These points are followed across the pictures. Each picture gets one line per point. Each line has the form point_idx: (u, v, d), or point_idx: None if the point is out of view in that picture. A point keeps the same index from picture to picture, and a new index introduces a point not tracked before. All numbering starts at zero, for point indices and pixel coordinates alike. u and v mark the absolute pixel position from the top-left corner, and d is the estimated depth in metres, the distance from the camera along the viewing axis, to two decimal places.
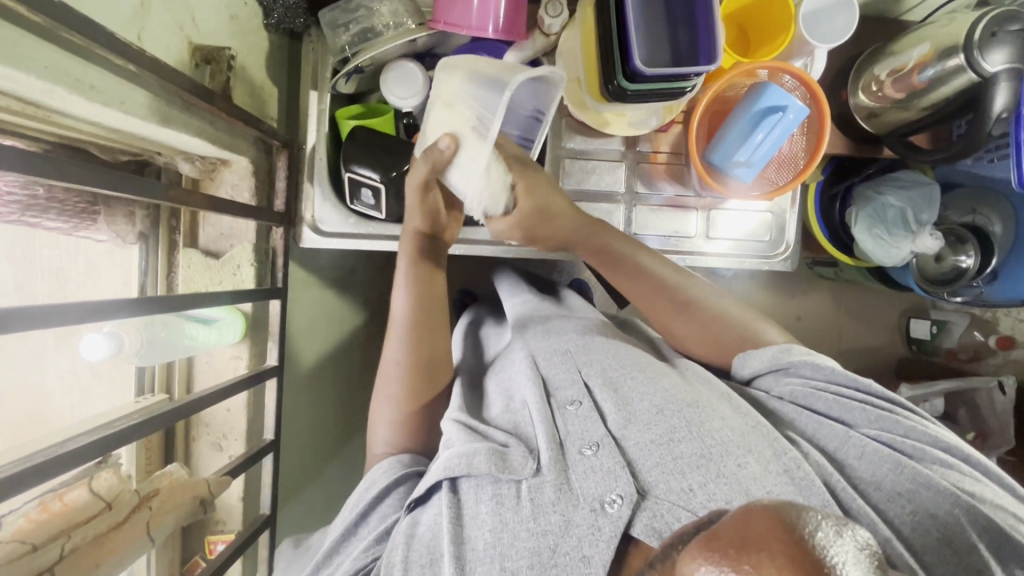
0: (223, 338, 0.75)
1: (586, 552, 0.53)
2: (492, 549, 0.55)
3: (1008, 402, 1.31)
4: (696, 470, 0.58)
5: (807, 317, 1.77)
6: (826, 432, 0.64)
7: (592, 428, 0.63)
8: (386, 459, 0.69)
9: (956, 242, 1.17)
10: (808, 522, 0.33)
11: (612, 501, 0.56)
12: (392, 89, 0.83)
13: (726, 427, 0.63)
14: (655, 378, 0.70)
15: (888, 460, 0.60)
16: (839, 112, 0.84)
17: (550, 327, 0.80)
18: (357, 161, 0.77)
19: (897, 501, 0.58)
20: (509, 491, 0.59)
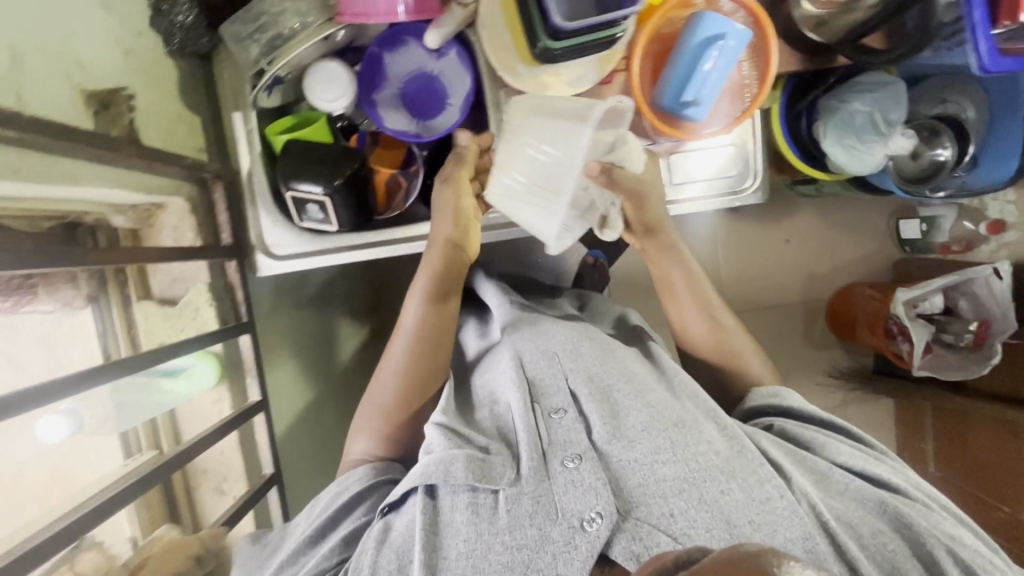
0: (197, 385, 0.73)
1: (560, 571, 0.56)
2: (466, 562, 0.57)
3: (1006, 287, 1.28)
4: (678, 496, 0.60)
5: (796, 238, 1.75)
6: (812, 462, 0.69)
7: (576, 439, 0.66)
8: (364, 465, 0.73)
9: (931, 135, 1.13)
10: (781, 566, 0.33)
11: (591, 519, 0.58)
12: (318, 94, 0.78)
13: (713, 449, 0.65)
14: (645, 389, 0.72)
15: (871, 500, 0.64)
16: (785, 26, 0.80)
17: (537, 328, 0.82)
18: (296, 178, 0.75)
19: (879, 535, 0.61)
20: (485, 500, 0.62)
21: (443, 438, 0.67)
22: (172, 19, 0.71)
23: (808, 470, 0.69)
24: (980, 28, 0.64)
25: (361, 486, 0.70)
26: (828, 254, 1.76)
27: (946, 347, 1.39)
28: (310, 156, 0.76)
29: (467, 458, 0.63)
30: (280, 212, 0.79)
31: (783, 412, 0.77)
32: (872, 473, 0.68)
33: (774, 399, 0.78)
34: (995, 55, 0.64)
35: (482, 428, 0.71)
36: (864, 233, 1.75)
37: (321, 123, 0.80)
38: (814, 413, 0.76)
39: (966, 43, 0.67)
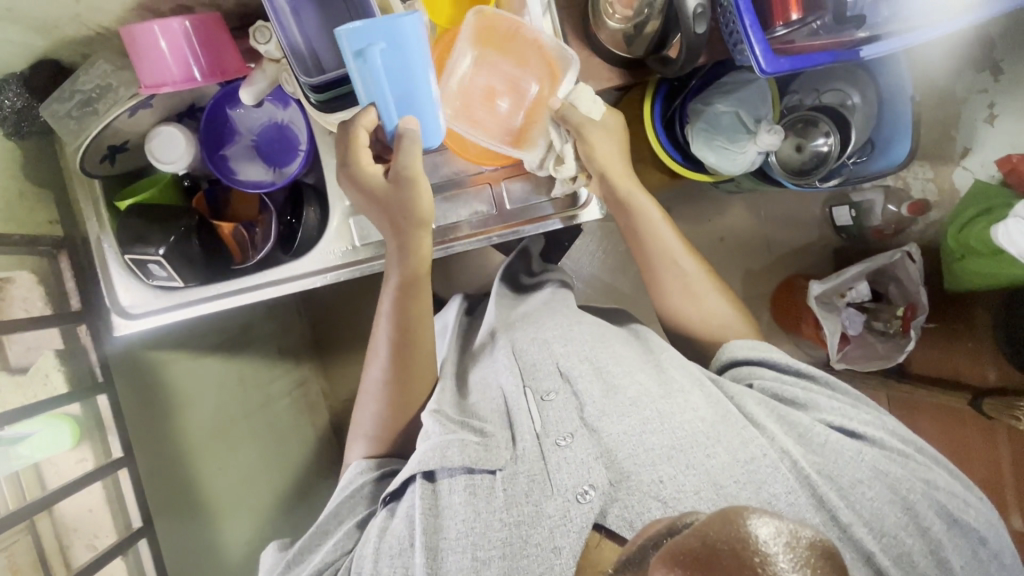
0: (56, 445, 0.76)
1: (557, 544, 0.62)
2: (466, 537, 0.64)
3: (919, 268, 1.26)
4: (667, 462, 0.67)
5: (730, 236, 1.73)
6: (792, 416, 0.72)
7: (564, 422, 0.72)
8: (363, 459, 0.82)
9: (807, 127, 1.15)
10: (753, 525, 0.38)
11: (585, 491, 0.65)
12: (158, 157, 0.82)
13: (697, 418, 0.71)
14: (631, 368, 0.78)
15: (849, 449, 0.69)
16: (595, 46, 0.81)
17: (531, 321, 0.88)
18: (132, 241, 0.79)
19: (859, 487, 0.67)
20: (482, 480, 0.69)
21: (441, 427, 0.73)
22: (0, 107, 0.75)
23: (791, 427, 0.71)
24: (750, 32, 0.65)
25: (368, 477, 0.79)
26: (765, 248, 1.74)
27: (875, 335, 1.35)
28: (145, 220, 0.80)
29: (462, 445, 0.70)
30: (131, 274, 0.83)
31: (760, 364, 0.79)
32: (851, 428, 0.72)
33: (753, 355, 0.79)
34: (770, 56, 0.65)
35: (476, 415, 0.78)
36: (799, 223, 1.73)
37: (163, 184, 0.83)
38: (792, 363, 0.77)
39: (746, 47, 0.67)
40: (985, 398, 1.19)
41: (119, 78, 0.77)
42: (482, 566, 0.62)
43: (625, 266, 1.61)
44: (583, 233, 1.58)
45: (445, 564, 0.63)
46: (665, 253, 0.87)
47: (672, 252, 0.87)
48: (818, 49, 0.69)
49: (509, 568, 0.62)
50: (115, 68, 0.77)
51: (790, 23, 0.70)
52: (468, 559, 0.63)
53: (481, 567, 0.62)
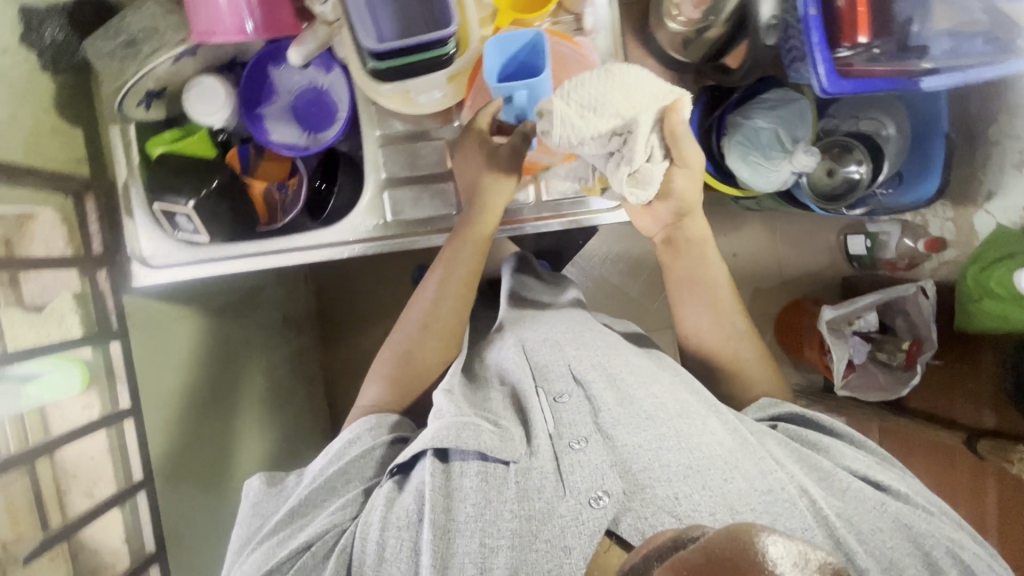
0: (64, 389, 0.74)
1: (567, 542, 0.58)
2: (474, 526, 0.61)
3: (933, 306, 1.25)
4: (684, 480, 0.62)
5: (743, 253, 1.74)
6: (815, 461, 0.70)
7: (580, 425, 0.69)
8: (371, 414, 0.77)
9: (843, 152, 1.14)
10: (761, 542, 0.34)
11: (598, 496, 0.61)
12: (196, 109, 0.81)
13: (716, 439, 0.67)
14: (649, 382, 0.75)
15: (871, 500, 0.66)
16: (652, 47, 0.80)
17: (541, 323, 0.88)
18: (164, 191, 0.78)
19: (879, 535, 0.63)
20: (494, 470, 0.66)
21: (457, 410, 0.70)
22: (41, 37, 0.73)
23: (812, 469, 0.69)
24: (816, 50, 0.65)
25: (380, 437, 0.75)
26: (775, 268, 1.75)
27: (879, 366, 1.37)
28: (178, 172, 0.79)
29: (477, 430, 0.67)
30: (157, 225, 0.81)
31: (783, 419, 0.78)
32: (873, 477, 0.70)
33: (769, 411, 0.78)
34: (833, 76, 0.65)
35: (488, 408, 0.75)
36: (812, 248, 1.74)
37: (200, 136, 0.82)
38: (812, 416, 0.76)
39: (809, 65, 0.67)
40: (981, 439, 1.19)
41: (167, 23, 0.75)
42: (491, 555, 0.58)
43: (637, 271, 1.61)
44: (600, 233, 1.58)
45: (453, 552, 0.59)
46: (708, 284, 0.86)
47: (716, 284, 0.87)
48: (881, 73, 0.69)
49: (517, 561, 0.58)
50: (165, 11, 0.75)
51: (856, 45, 0.70)
52: (476, 545, 0.59)
53: (489, 557, 0.58)
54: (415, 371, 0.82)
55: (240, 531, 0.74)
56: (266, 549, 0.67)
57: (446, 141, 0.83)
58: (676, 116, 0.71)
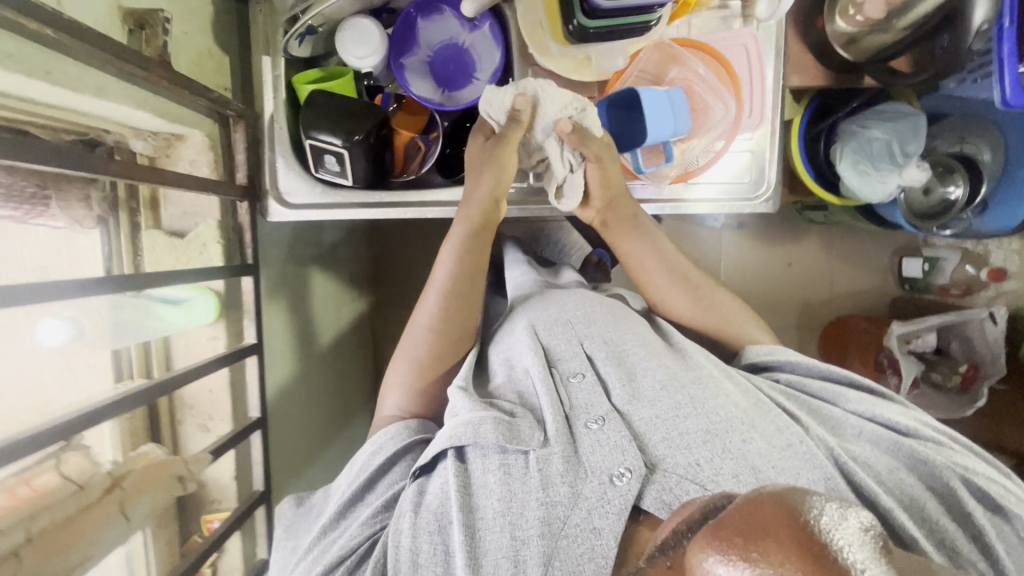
0: (196, 319, 0.73)
1: (596, 524, 0.57)
2: (503, 518, 0.59)
3: (1000, 332, 1.29)
4: (703, 445, 0.63)
5: (798, 264, 1.77)
6: (825, 410, 0.71)
7: (596, 402, 0.69)
8: (392, 424, 0.74)
9: (944, 172, 1.14)
10: (811, 505, 0.31)
11: (621, 474, 0.60)
12: (349, 50, 0.79)
13: (730, 402, 0.68)
14: (658, 353, 0.76)
15: (885, 440, 0.66)
16: (816, 41, 0.80)
17: (551, 299, 0.87)
18: (318, 127, 0.76)
19: (895, 474, 0.63)
20: (516, 460, 0.64)
21: (471, 405, 0.69)
22: None
23: (823, 419, 0.70)
24: (1006, 62, 0.65)
25: (403, 445, 0.72)
26: (827, 283, 1.78)
27: (931, 386, 1.39)
28: (332, 109, 0.77)
29: (487, 422, 0.65)
30: (299, 163, 0.80)
31: (779, 368, 0.77)
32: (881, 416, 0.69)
33: (769, 355, 0.78)
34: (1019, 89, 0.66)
35: (500, 394, 0.75)
36: (866, 266, 1.77)
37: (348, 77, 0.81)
38: (806, 360, 0.76)
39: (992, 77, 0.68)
40: None
41: None
42: (522, 547, 0.57)
43: None
44: None
45: (485, 547, 0.58)
46: (663, 254, 0.83)
47: (670, 252, 0.84)
48: None
49: (550, 551, 0.56)
50: None
51: None
52: (508, 539, 0.58)
53: (522, 549, 0.57)
54: (438, 357, 0.79)
55: (276, 558, 0.70)
56: (304, 564, 0.64)
57: None
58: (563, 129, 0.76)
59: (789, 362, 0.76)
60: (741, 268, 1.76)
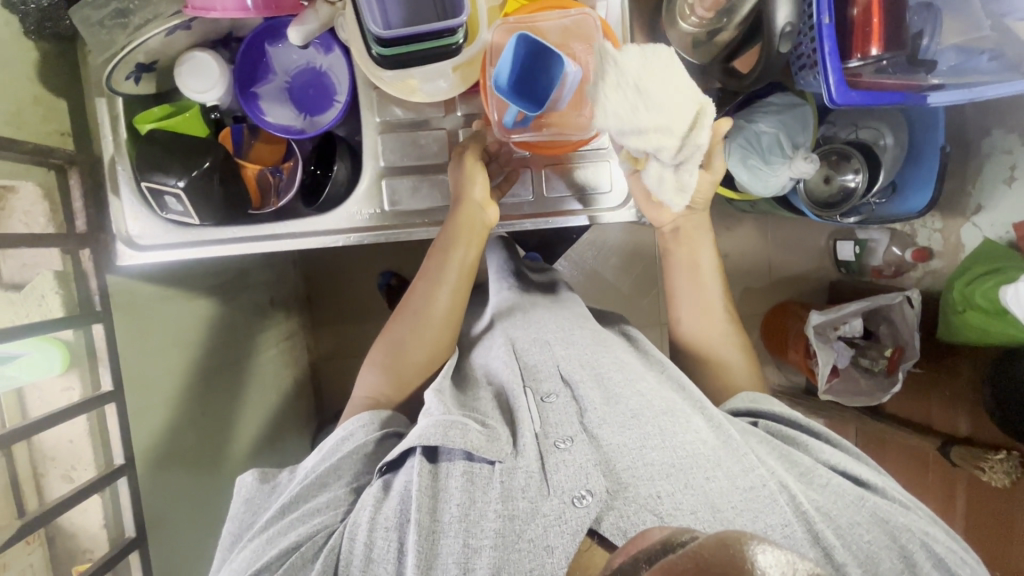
0: (38, 372, 0.71)
1: (550, 542, 0.57)
2: (458, 526, 0.59)
3: (917, 315, 1.28)
4: (666, 479, 0.62)
5: (736, 254, 1.75)
6: (795, 457, 0.70)
7: (566, 425, 0.68)
8: (365, 412, 0.76)
9: (840, 159, 1.13)
10: (753, 550, 0.34)
11: (581, 496, 0.60)
12: (189, 85, 0.78)
13: (699, 438, 0.66)
14: (637, 380, 0.75)
15: (852, 495, 0.66)
16: (664, 45, 0.78)
17: (530, 318, 0.87)
18: (153, 170, 0.75)
19: (857, 528, 0.63)
20: (480, 469, 0.65)
21: (444, 408, 0.69)
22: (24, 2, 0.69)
23: (793, 466, 0.69)
24: (827, 60, 0.64)
25: (374, 436, 0.73)
26: (766, 271, 1.76)
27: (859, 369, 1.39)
28: (163, 148, 0.75)
29: (464, 429, 0.66)
30: (144, 204, 0.79)
31: (764, 415, 0.78)
32: (853, 474, 0.70)
33: (752, 406, 0.79)
34: (842, 88, 0.64)
35: (477, 407, 0.73)
36: (803, 252, 1.76)
37: (191, 114, 0.79)
38: (791, 412, 0.77)
39: (819, 74, 0.67)
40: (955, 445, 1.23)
41: None
42: (473, 556, 0.57)
43: (630, 267, 1.60)
44: (594, 228, 1.58)
45: (439, 558, 0.58)
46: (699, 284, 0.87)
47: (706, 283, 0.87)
48: (890, 87, 0.70)
49: (500, 561, 0.56)
50: None
51: (868, 57, 0.71)
52: (460, 545, 0.58)
53: (472, 557, 0.57)
54: (415, 350, 0.80)
55: (230, 527, 0.72)
56: (256, 546, 0.65)
57: (447, 130, 0.82)
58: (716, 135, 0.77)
59: (773, 410, 0.77)
60: None
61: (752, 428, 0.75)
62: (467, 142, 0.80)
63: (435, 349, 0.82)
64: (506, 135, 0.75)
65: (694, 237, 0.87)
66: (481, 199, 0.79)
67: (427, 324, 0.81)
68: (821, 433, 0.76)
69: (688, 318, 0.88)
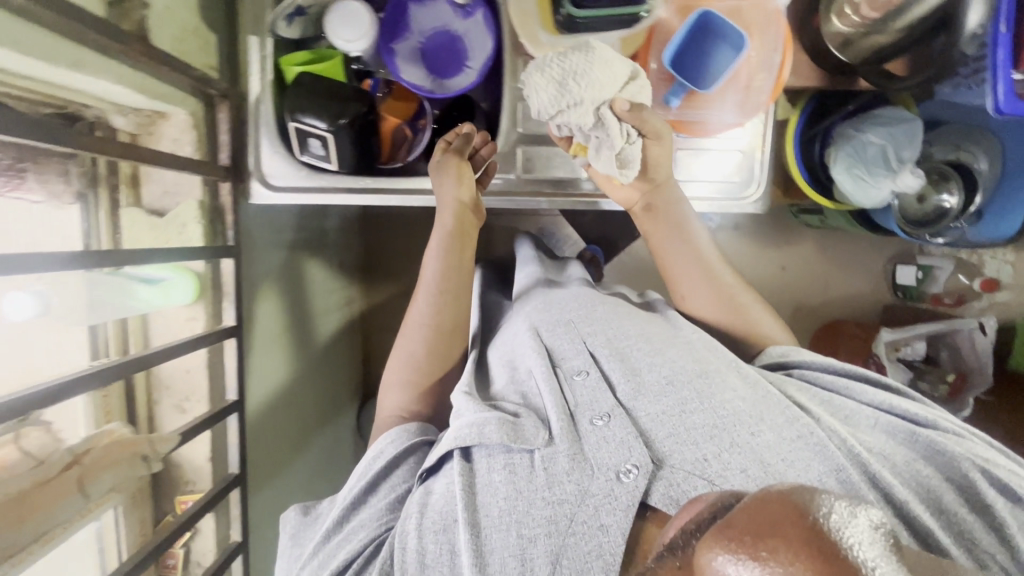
0: (174, 299, 0.73)
1: (603, 521, 0.53)
2: (511, 516, 0.55)
3: (989, 344, 1.28)
4: (709, 441, 0.58)
5: (793, 267, 1.73)
6: (837, 402, 0.65)
7: (600, 399, 0.64)
8: (394, 426, 0.72)
9: (939, 179, 1.13)
10: (820, 504, 0.28)
11: (627, 470, 0.56)
12: (338, 33, 0.77)
13: (739, 396, 0.63)
14: (661, 348, 0.70)
15: (901, 432, 0.61)
16: (811, 41, 0.79)
17: (552, 299, 0.83)
18: (304, 110, 0.74)
19: (913, 465, 0.58)
20: (521, 459, 0.60)
21: (476, 407, 0.66)
22: None
23: (835, 411, 0.65)
24: (1000, 69, 0.65)
25: (408, 446, 0.69)
26: (821, 286, 1.73)
27: (919, 394, 1.36)
28: (311, 96, 0.75)
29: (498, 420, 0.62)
30: (283, 145, 0.79)
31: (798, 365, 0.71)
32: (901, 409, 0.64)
33: (782, 357, 0.72)
34: (1012, 97, 0.66)
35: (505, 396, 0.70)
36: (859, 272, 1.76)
37: (336, 62, 0.79)
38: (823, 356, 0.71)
39: (986, 83, 0.68)
40: None
41: None
42: (529, 545, 0.53)
43: None
44: None
45: (490, 556, 0.53)
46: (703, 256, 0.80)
47: (705, 250, 0.80)
48: None
49: (559, 548, 0.52)
50: None
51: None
52: (514, 538, 0.54)
53: (528, 547, 0.53)
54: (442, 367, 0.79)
55: (281, 566, 0.67)
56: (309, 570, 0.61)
57: None
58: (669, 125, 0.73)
59: (806, 359, 0.71)
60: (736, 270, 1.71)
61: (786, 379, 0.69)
62: (450, 138, 0.81)
63: (458, 362, 0.81)
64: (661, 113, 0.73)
65: (672, 210, 0.79)
66: (466, 201, 0.80)
67: (453, 335, 0.80)
68: (859, 373, 0.69)
69: (693, 291, 0.80)
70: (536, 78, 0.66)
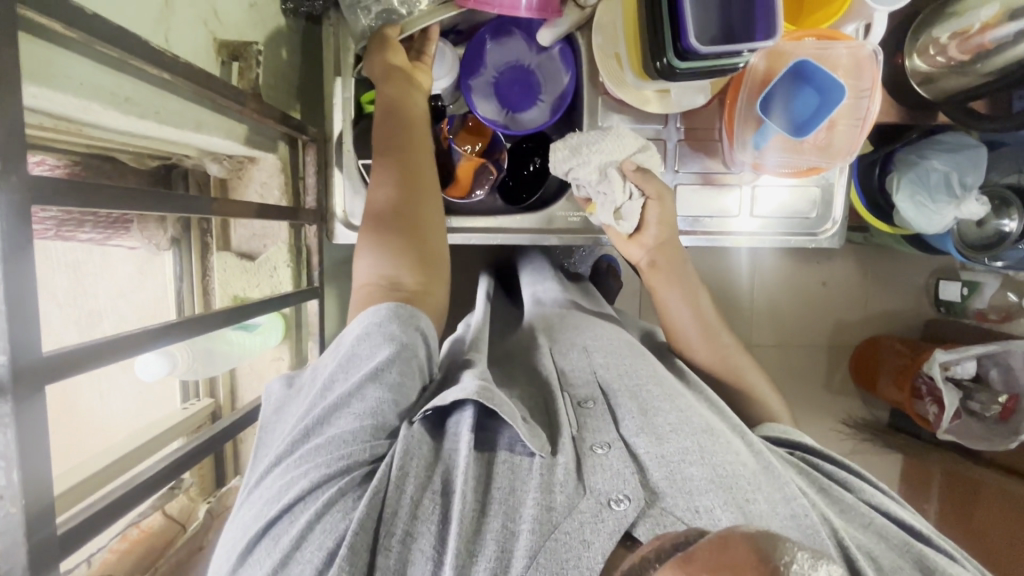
0: (267, 341, 0.77)
1: (586, 537, 0.43)
2: (500, 505, 0.46)
3: None
4: (707, 493, 0.47)
5: (834, 284, 1.53)
6: (836, 491, 0.55)
7: (603, 428, 0.53)
8: (381, 316, 0.55)
9: (1000, 205, 1.10)
10: (784, 553, 0.27)
11: (618, 500, 0.46)
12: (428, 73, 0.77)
13: (742, 461, 0.51)
14: (676, 394, 0.58)
15: (896, 537, 0.51)
16: (892, 78, 0.78)
17: (568, 322, 0.74)
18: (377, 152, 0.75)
19: (901, 572, 0.48)
20: (522, 461, 0.50)
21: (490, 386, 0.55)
22: None
23: (831, 500, 0.55)
24: None
25: (390, 335, 0.53)
26: (862, 301, 1.55)
27: (970, 416, 1.27)
28: None
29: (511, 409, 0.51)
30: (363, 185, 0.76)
31: (805, 450, 0.62)
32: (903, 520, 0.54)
33: (786, 436, 0.63)
34: None
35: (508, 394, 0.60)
36: None
37: None
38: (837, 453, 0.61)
39: None
40: None
41: None
42: (504, 547, 0.43)
43: None
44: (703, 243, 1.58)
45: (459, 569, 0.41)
46: (698, 308, 0.74)
47: (704, 304, 0.75)
48: None
49: (536, 548, 0.42)
50: None
51: None
52: (496, 528, 0.44)
53: (505, 548, 0.43)
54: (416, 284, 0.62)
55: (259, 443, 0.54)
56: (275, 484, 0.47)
57: (664, 142, 0.80)
58: (657, 193, 0.72)
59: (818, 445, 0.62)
60: (774, 285, 1.51)
61: (789, 458, 0.59)
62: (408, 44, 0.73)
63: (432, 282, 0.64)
64: (742, 156, 0.74)
65: (677, 267, 0.75)
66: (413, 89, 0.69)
67: (419, 303, 0.60)
68: (863, 477, 0.60)
69: (688, 342, 0.74)
70: (561, 143, 0.71)
